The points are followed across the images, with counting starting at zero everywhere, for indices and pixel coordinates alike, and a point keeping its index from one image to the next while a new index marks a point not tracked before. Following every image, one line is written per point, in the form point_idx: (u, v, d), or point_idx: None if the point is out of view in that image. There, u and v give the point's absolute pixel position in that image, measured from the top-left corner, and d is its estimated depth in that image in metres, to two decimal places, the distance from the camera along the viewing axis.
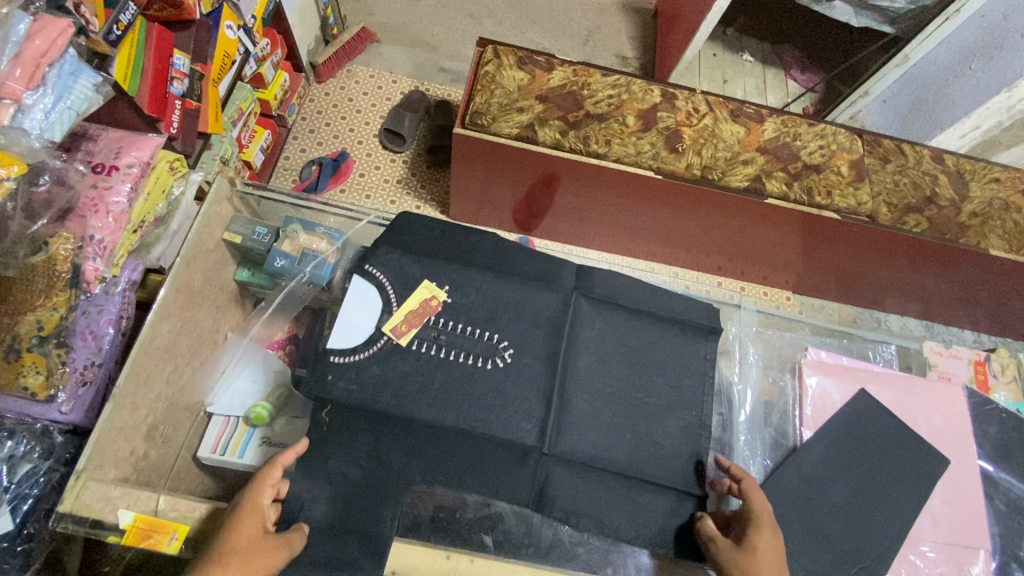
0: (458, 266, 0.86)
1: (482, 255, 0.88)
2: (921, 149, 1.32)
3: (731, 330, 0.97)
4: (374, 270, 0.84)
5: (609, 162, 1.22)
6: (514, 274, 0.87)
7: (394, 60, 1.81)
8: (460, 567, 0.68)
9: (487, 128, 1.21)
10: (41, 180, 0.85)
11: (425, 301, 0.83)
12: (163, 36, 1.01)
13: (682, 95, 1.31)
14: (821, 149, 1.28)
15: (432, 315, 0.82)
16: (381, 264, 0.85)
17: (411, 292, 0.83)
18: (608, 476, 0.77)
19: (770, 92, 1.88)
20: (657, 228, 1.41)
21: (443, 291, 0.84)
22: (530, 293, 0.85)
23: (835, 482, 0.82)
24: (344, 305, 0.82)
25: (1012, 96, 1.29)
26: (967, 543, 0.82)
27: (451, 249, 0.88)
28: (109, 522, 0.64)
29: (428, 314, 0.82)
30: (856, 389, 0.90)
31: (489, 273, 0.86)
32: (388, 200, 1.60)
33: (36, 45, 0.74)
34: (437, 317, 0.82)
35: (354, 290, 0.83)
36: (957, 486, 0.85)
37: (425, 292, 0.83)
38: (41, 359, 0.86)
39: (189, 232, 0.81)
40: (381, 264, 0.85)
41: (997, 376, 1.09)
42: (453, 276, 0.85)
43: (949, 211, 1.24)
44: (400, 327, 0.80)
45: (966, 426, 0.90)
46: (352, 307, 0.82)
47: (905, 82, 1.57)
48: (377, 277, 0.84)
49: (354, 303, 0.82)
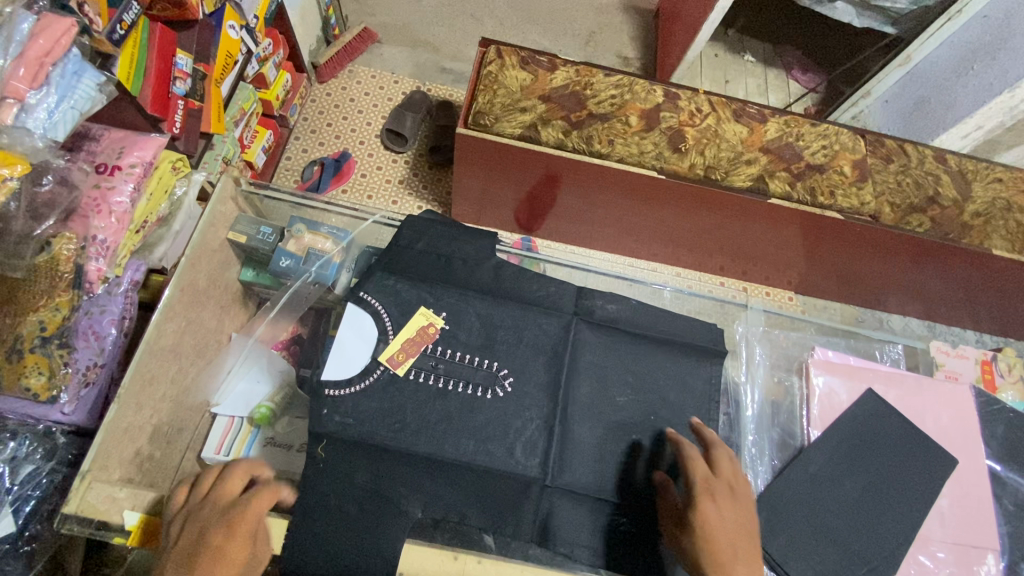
0: (455, 292, 0.85)
1: (482, 279, 0.88)
2: (923, 150, 1.32)
3: (737, 331, 0.99)
4: (369, 298, 0.84)
5: (613, 161, 1.22)
6: (513, 299, 0.86)
7: (395, 60, 1.81)
8: (468, 569, 0.64)
9: (491, 128, 1.21)
10: (44, 179, 0.84)
11: (422, 329, 0.82)
12: (167, 36, 1.01)
13: (684, 96, 1.31)
14: (824, 149, 1.28)
15: (429, 343, 0.82)
16: (377, 292, 0.84)
17: (410, 318, 0.83)
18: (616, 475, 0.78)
19: (772, 92, 1.88)
20: (660, 229, 1.41)
21: (441, 318, 0.83)
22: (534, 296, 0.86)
23: (842, 482, 0.82)
24: (339, 335, 0.81)
25: (1015, 97, 1.29)
26: (975, 543, 0.82)
27: (448, 276, 0.87)
28: (114, 523, 0.63)
29: (425, 342, 0.81)
30: (863, 388, 0.90)
31: (486, 300, 0.86)
32: (390, 200, 1.59)
33: (39, 43, 0.74)
34: (434, 345, 0.82)
35: (349, 319, 0.83)
36: (965, 485, 0.85)
37: (422, 319, 0.83)
38: (43, 360, 0.84)
39: (194, 231, 0.81)
40: (378, 291, 0.84)
41: (1004, 376, 1.06)
42: (450, 304, 0.84)
43: (952, 212, 1.24)
44: (397, 356, 0.80)
45: (972, 425, 0.90)
46: (346, 339, 0.81)
47: (906, 83, 1.57)
48: (372, 305, 0.83)
49: (351, 335, 0.81)
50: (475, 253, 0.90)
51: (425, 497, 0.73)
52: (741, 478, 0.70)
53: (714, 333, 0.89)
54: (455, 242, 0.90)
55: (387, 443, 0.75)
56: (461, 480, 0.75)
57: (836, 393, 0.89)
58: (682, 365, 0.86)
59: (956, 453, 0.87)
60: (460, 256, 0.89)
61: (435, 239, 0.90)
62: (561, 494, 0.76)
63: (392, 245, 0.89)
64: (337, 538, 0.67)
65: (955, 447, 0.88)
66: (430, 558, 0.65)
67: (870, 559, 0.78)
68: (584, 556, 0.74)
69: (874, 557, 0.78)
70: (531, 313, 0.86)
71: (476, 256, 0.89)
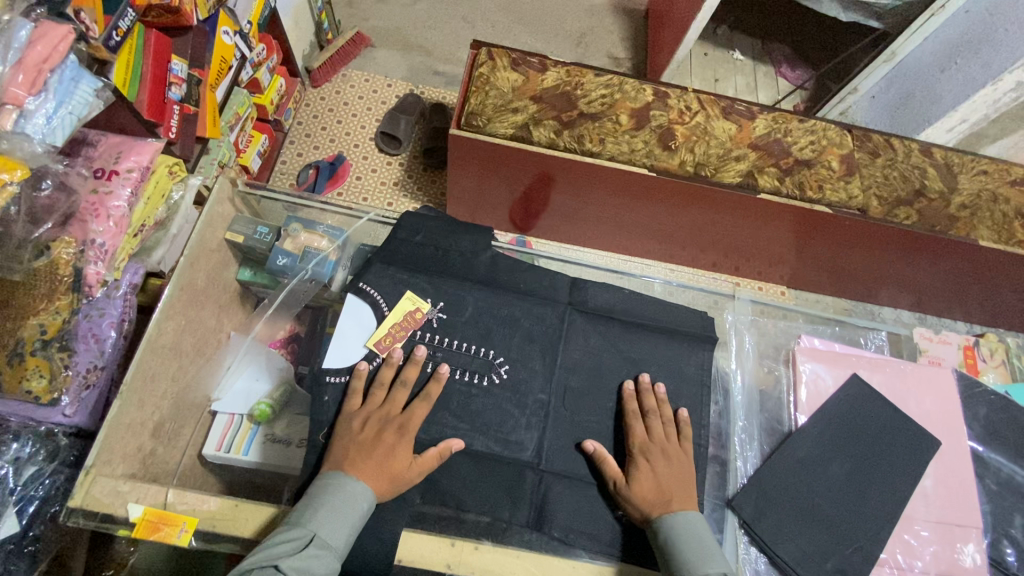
0: (454, 282, 0.87)
1: (479, 270, 0.89)
2: (909, 143, 1.34)
3: (727, 319, 1.01)
4: (368, 289, 0.86)
5: (605, 160, 1.24)
6: (508, 288, 0.88)
7: (389, 64, 1.83)
8: (466, 555, 0.67)
9: (483, 128, 1.23)
10: (43, 185, 0.86)
11: (409, 314, 0.84)
12: (162, 42, 1.03)
13: (674, 94, 1.33)
14: (812, 144, 1.30)
15: (416, 327, 0.83)
16: (377, 282, 0.86)
17: (397, 302, 0.85)
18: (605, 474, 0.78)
19: (761, 90, 1.91)
20: (653, 226, 1.43)
21: (427, 304, 0.85)
22: (523, 293, 0.88)
23: (830, 465, 0.84)
24: (339, 326, 0.83)
25: (998, 89, 1.32)
26: (961, 522, 0.83)
27: (447, 266, 0.89)
28: (119, 516, 0.65)
29: (413, 327, 0.83)
30: (849, 374, 0.92)
31: (485, 288, 0.87)
32: (385, 202, 1.61)
33: (37, 50, 0.75)
34: (420, 329, 0.83)
35: (350, 309, 0.85)
36: (949, 465, 0.87)
37: (409, 304, 0.85)
38: (44, 363, 0.86)
39: (193, 232, 0.82)
40: (376, 281, 0.86)
41: (986, 360, 1.14)
42: (449, 294, 0.86)
43: (938, 204, 1.26)
44: (384, 340, 0.82)
45: (956, 409, 0.91)
46: (345, 329, 0.83)
47: (892, 78, 1.59)
48: (371, 295, 0.85)
49: (351, 324, 0.84)
50: (472, 246, 0.92)
51: (423, 483, 0.75)
52: (676, 438, 0.79)
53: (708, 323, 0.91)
54: (453, 237, 0.92)
55: None
56: (459, 466, 0.77)
57: (823, 377, 0.92)
58: (672, 353, 0.88)
59: (940, 434, 0.89)
60: (456, 249, 0.91)
61: (433, 233, 0.92)
62: (556, 474, 0.78)
63: (391, 239, 0.90)
64: None
65: (940, 429, 0.90)
66: (429, 544, 0.67)
67: (858, 538, 0.80)
68: (581, 541, 0.75)
69: (861, 535, 0.80)
70: (526, 304, 0.87)
71: (471, 249, 0.91)
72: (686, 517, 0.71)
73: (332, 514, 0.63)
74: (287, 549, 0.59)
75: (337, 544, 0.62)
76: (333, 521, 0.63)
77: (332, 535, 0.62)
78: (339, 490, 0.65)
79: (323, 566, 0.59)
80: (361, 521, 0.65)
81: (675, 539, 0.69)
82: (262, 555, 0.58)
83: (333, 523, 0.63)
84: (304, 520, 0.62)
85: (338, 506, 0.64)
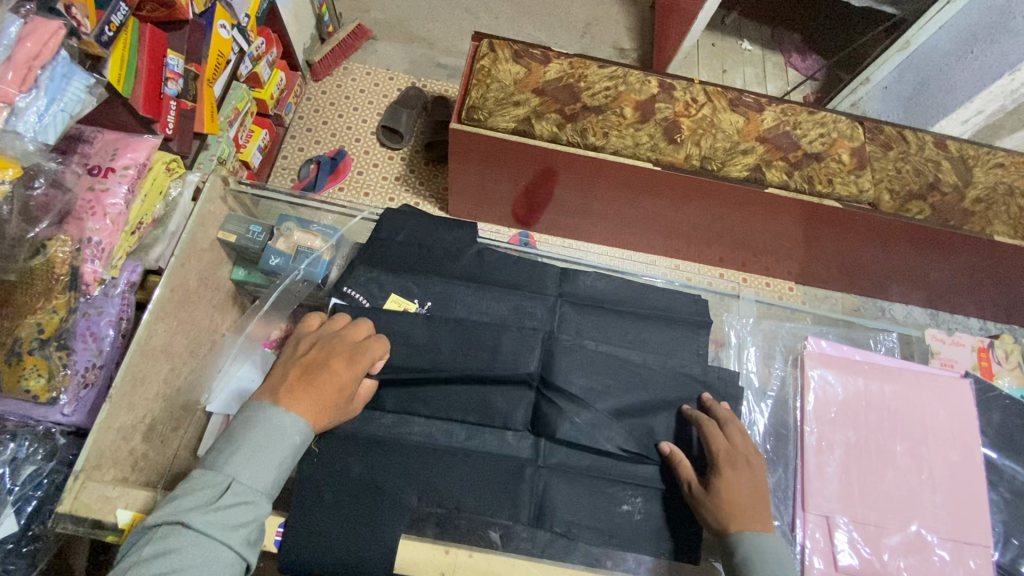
0: (438, 283, 0.87)
1: (461, 270, 0.90)
2: (923, 135, 1.30)
3: (723, 319, 1.03)
4: (352, 293, 0.84)
5: (609, 154, 1.21)
6: (494, 286, 0.89)
7: (391, 56, 1.80)
8: (459, 562, 0.67)
9: (484, 123, 1.20)
10: (36, 183, 0.83)
11: None
12: (156, 37, 1.00)
13: (679, 86, 1.30)
14: (821, 137, 1.26)
15: None
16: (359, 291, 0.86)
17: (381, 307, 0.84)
18: (604, 483, 0.77)
19: (770, 82, 1.86)
20: (656, 221, 1.41)
21: (414, 304, 0.85)
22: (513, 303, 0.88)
23: (949, 448, 0.86)
24: None
25: (1016, 80, 1.27)
26: (970, 539, 0.81)
27: (430, 266, 0.89)
28: (108, 522, 0.65)
29: None
30: (856, 380, 0.90)
31: (468, 288, 0.88)
32: (387, 196, 1.59)
33: (26, 47, 0.73)
34: None
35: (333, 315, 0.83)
36: (666, 348, 0.87)
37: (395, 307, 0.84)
38: (43, 362, 0.85)
39: (184, 232, 0.82)
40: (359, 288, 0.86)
41: (1001, 362, 1.12)
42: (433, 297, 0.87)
43: (952, 198, 1.22)
44: None
45: (972, 420, 0.89)
46: None
47: (906, 67, 1.54)
48: (354, 299, 0.84)
49: None
50: (454, 243, 0.92)
51: (420, 486, 0.73)
52: None
53: (696, 305, 0.91)
54: (434, 235, 0.93)
55: (376, 440, 0.76)
56: (460, 471, 0.75)
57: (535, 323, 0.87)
58: (677, 355, 0.87)
59: (658, 327, 0.89)
60: (442, 247, 0.91)
61: (415, 230, 0.93)
62: (557, 478, 0.76)
63: (371, 240, 0.91)
64: (328, 530, 0.69)
65: (640, 318, 0.89)
66: (423, 551, 0.67)
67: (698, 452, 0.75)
68: (583, 535, 0.74)
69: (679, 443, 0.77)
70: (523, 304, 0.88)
71: (455, 246, 0.91)
72: (768, 538, 0.67)
73: (252, 454, 0.61)
74: (200, 499, 0.58)
75: (260, 486, 0.60)
76: (250, 463, 0.60)
77: (251, 479, 0.60)
78: (270, 435, 0.62)
79: (246, 509, 0.59)
80: (291, 457, 0.63)
81: (752, 558, 0.66)
82: (170, 509, 0.57)
83: (264, 471, 0.61)
84: (221, 464, 0.60)
85: (264, 446, 0.61)
